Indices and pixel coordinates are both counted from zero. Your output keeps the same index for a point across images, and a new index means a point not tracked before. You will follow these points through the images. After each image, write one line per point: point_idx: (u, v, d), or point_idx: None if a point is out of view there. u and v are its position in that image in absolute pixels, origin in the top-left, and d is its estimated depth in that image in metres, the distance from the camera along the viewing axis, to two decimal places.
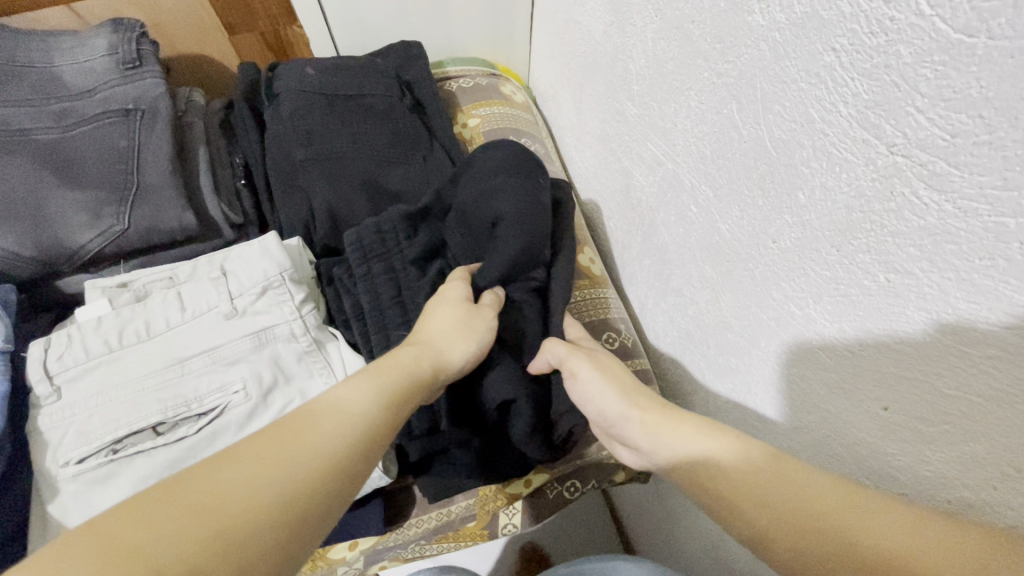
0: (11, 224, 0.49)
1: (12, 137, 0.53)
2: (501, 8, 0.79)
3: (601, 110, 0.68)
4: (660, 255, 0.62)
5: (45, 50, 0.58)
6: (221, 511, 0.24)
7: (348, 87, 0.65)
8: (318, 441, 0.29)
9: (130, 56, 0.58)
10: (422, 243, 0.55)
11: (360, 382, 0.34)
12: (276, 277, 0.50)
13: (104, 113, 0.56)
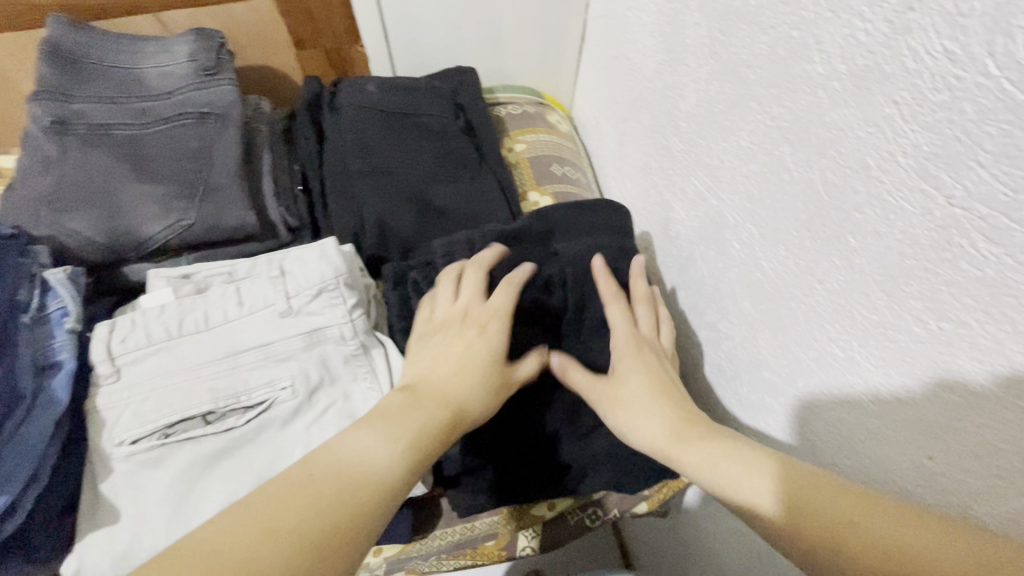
0: (88, 212, 0.53)
1: (97, 132, 0.57)
2: (553, 40, 0.83)
3: (645, 143, 0.70)
4: (695, 288, 0.63)
5: (133, 53, 0.63)
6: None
7: (406, 106, 0.69)
8: (341, 506, 0.32)
9: (209, 63, 0.62)
10: (511, 264, 0.56)
11: (379, 438, 0.36)
12: (332, 280, 0.51)
13: (181, 114, 0.59)
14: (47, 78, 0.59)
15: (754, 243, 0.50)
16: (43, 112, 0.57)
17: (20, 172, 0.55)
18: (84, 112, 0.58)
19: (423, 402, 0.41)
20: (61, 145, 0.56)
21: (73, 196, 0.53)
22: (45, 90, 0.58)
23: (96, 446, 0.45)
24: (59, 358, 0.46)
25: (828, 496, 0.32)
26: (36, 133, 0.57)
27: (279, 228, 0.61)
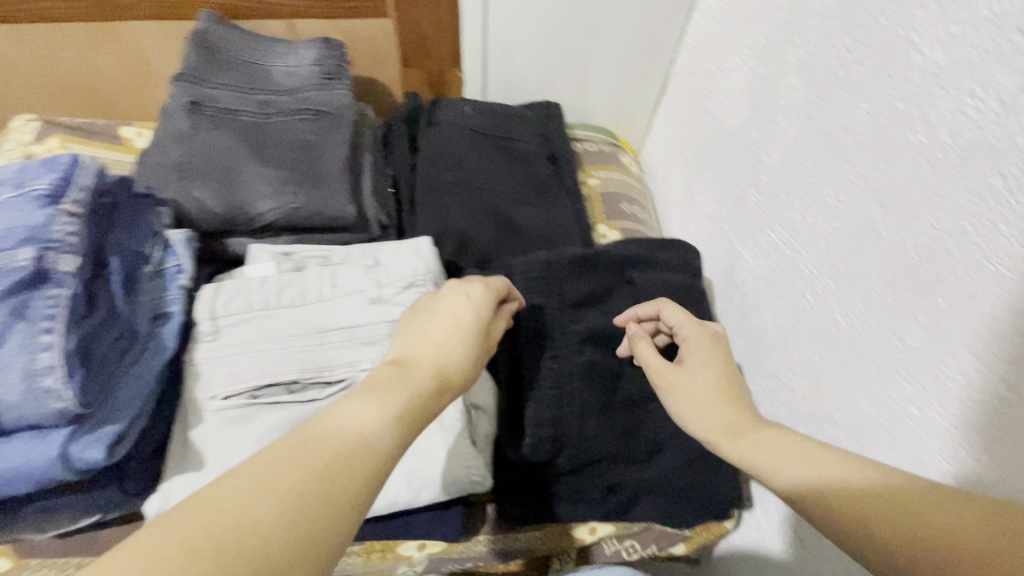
0: (211, 185, 0.58)
1: (226, 115, 0.63)
2: (635, 88, 0.88)
3: (718, 193, 0.73)
4: (756, 336, 0.64)
5: (264, 51, 0.69)
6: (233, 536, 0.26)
7: (498, 130, 0.74)
8: (335, 471, 0.30)
9: (331, 69, 0.69)
10: (586, 288, 0.57)
11: (365, 401, 0.34)
12: (422, 277, 0.55)
13: (302, 108, 0.65)
14: (190, 63, 0.65)
15: (829, 295, 0.52)
16: (184, 92, 0.63)
17: (154, 140, 0.61)
18: (217, 96, 0.64)
19: (411, 372, 0.38)
20: (195, 122, 0.62)
21: (199, 167, 0.58)
22: (187, 73, 0.64)
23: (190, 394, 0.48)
24: (171, 310, 0.49)
25: (837, 464, 0.35)
26: (173, 109, 0.63)
27: (371, 223, 0.65)
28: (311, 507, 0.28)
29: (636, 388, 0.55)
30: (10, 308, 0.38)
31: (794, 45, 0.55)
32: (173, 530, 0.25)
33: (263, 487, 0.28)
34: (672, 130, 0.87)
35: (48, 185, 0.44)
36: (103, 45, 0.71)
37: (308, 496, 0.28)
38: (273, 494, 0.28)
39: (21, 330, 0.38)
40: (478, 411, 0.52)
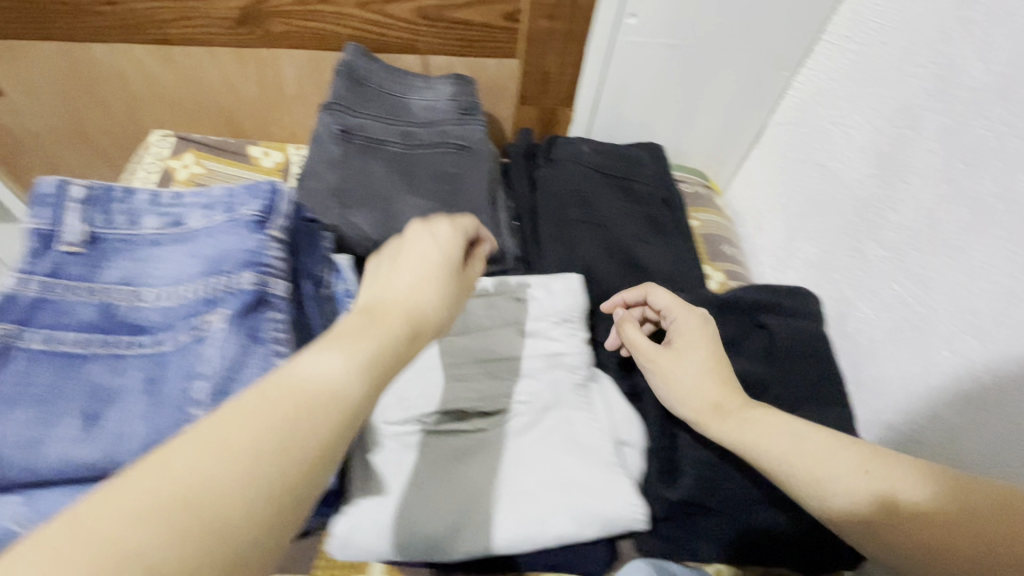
0: (368, 212, 0.60)
1: (374, 145, 0.66)
2: (732, 134, 0.91)
3: (826, 241, 0.75)
4: (872, 385, 0.66)
5: (402, 84, 0.72)
6: (212, 501, 0.24)
7: (616, 170, 0.77)
8: (292, 418, 0.27)
9: (466, 105, 0.72)
10: (722, 333, 0.61)
11: (341, 355, 0.31)
12: (573, 313, 0.58)
13: (444, 142, 0.68)
14: (338, 93, 0.68)
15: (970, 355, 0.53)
16: (334, 119, 0.66)
17: (308, 164, 0.63)
18: (364, 126, 0.67)
19: (382, 315, 0.35)
20: (345, 149, 0.65)
21: (355, 195, 0.61)
22: (335, 102, 0.67)
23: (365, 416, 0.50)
24: None
25: (839, 469, 0.42)
26: (324, 135, 0.65)
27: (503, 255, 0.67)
28: (280, 465, 0.26)
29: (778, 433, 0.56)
30: (245, 333, 0.41)
31: (937, 112, 0.58)
32: (141, 495, 0.23)
33: (214, 444, 0.25)
34: (767, 176, 0.90)
35: (253, 210, 0.46)
36: (246, 68, 0.74)
37: (278, 460, 0.26)
38: (231, 456, 0.25)
39: (257, 355, 0.41)
40: (625, 446, 0.55)
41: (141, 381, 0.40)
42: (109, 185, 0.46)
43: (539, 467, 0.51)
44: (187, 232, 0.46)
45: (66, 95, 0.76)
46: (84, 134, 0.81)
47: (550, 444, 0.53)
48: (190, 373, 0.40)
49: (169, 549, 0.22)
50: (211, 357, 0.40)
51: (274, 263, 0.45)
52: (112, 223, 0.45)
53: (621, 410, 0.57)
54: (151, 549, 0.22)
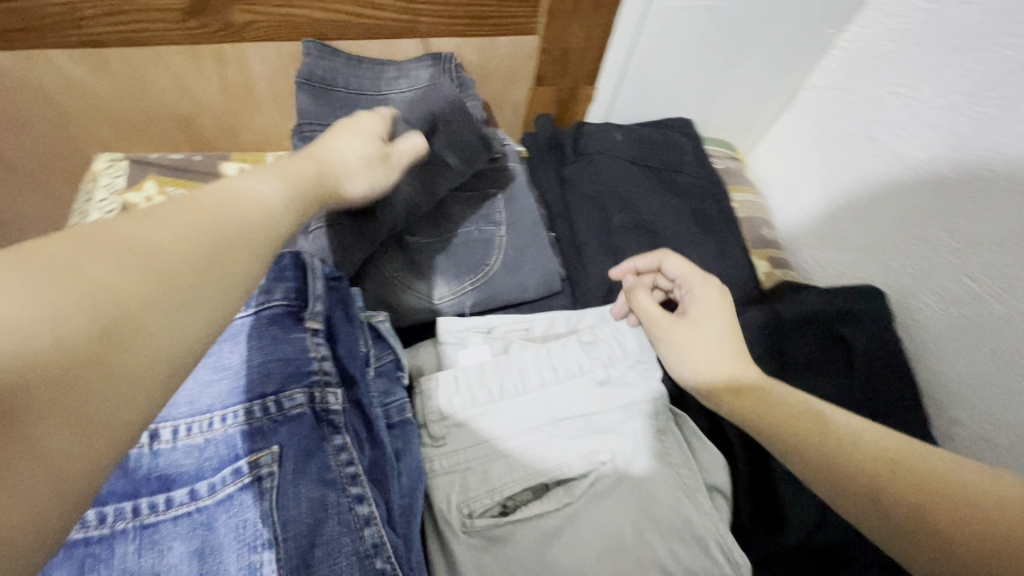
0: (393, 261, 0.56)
1: None
2: (764, 98, 0.83)
3: (876, 224, 0.68)
4: (933, 386, 0.61)
5: (375, 79, 0.60)
6: (147, 280, 0.23)
7: (657, 160, 0.69)
8: (215, 230, 0.26)
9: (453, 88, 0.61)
10: (809, 354, 0.57)
11: (268, 178, 0.32)
12: (648, 354, 0.53)
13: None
14: (305, 107, 0.56)
15: None
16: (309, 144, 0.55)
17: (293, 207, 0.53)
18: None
19: (298, 160, 0.37)
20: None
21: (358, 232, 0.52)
22: (305, 121, 0.56)
23: (442, 510, 0.45)
24: (404, 417, 0.45)
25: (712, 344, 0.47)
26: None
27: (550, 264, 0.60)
28: (201, 276, 0.25)
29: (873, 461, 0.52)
30: (316, 479, 0.34)
31: None
32: (58, 278, 0.21)
33: (147, 254, 0.23)
34: (797, 141, 0.82)
35: (285, 297, 0.41)
36: (203, 68, 0.60)
37: (194, 271, 0.24)
38: (155, 268, 0.23)
39: (335, 504, 0.34)
40: (718, 490, 0.51)
41: (190, 561, 0.30)
42: None
43: (634, 534, 0.45)
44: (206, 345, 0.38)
45: None
46: (22, 154, 0.67)
47: (625, 509, 0.46)
48: (256, 543, 0.31)
49: (60, 333, 0.20)
50: (280, 515, 0.32)
51: (324, 367, 0.39)
52: None
53: (704, 455, 0.52)
54: (55, 326, 0.20)
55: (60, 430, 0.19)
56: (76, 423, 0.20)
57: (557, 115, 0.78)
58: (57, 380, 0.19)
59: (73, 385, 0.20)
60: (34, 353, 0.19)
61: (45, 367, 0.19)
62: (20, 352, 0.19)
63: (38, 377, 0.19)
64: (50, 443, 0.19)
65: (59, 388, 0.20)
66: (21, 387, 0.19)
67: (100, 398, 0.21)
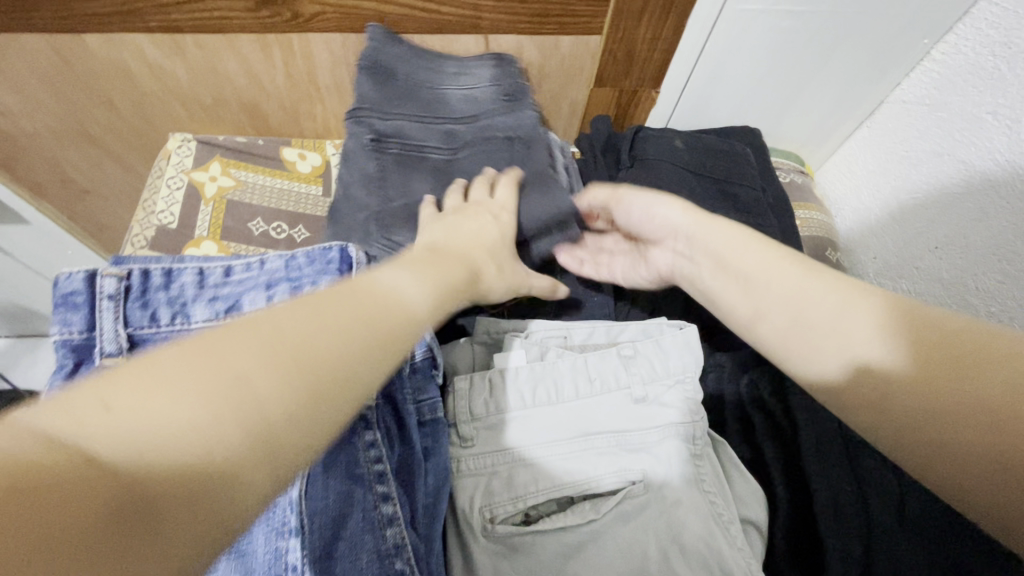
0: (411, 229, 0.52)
1: (410, 150, 0.57)
2: (841, 110, 0.78)
3: (961, 255, 0.62)
4: None
5: (438, 71, 0.61)
6: (288, 370, 0.23)
7: (717, 171, 0.66)
8: (368, 340, 0.27)
9: (511, 91, 0.62)
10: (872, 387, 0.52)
11: (417, 280, 0.34)
12: (691, 374, 0.51)
13: (492, 139, 0.59)
14: (365, 92, 0.58)
15: None
16: (365, 128, 0.57)
17: (341, 189, 0.55)
18: (401, 129, 0.58)
19: (444, 259, 0.40)
20: (383, 163, 0.56)
21: (394, 211, 0.53)
22: (364, 107, 0.57)
23: (464, 512, 0.45)
24: (435, 417, 0.45)
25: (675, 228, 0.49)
26: (355, 147, 0.56)
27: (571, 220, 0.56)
28: (341, 383, 0.25)
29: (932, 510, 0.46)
30: (344, 474, 0.35)
31: None
32: (211, 379, 0.21)
33: (302, 360, 0.24)
34: (874, 157, 0.77)
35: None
36: (271, 56, 0.62)
37: (337, 381, 0.25)
38: (292, 365, 0.23)
39: (361, 500, 0.35)
40: (752, 525, 0.48)
41: None
42: (148, 267, 0.37)
43: (660, 563, 0.43)
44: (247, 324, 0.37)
45: (64, 93, 0.65)
46: (110, 130, 0.72)
47: (650, 531, 0.44)
48: (283, 529, 0.31)
49: (215, 439, 0.20)
50: (309, 506, 0.33)
51: None
52: (157, 319, 0.36)
53: (740, 485, 0.50)
54: (202, 433, 0.20)
55: (194, 531, 0.20)
56: (205, 530, 0.20)
57: (616, 116, 0.76)
58: (200, 488, 0.20)
59: (215, 494, 0.20)
60: (185, 460, 0.20)
61: (194, 474, 0.20)
62: (171, 452, 0.20)
63: (182, 482, 0.20)
64: (183, 549, 0.19)
65: (202, 499, 0.20)
66: (170, 494, 0.19)
67: (233, 507, 0.21)
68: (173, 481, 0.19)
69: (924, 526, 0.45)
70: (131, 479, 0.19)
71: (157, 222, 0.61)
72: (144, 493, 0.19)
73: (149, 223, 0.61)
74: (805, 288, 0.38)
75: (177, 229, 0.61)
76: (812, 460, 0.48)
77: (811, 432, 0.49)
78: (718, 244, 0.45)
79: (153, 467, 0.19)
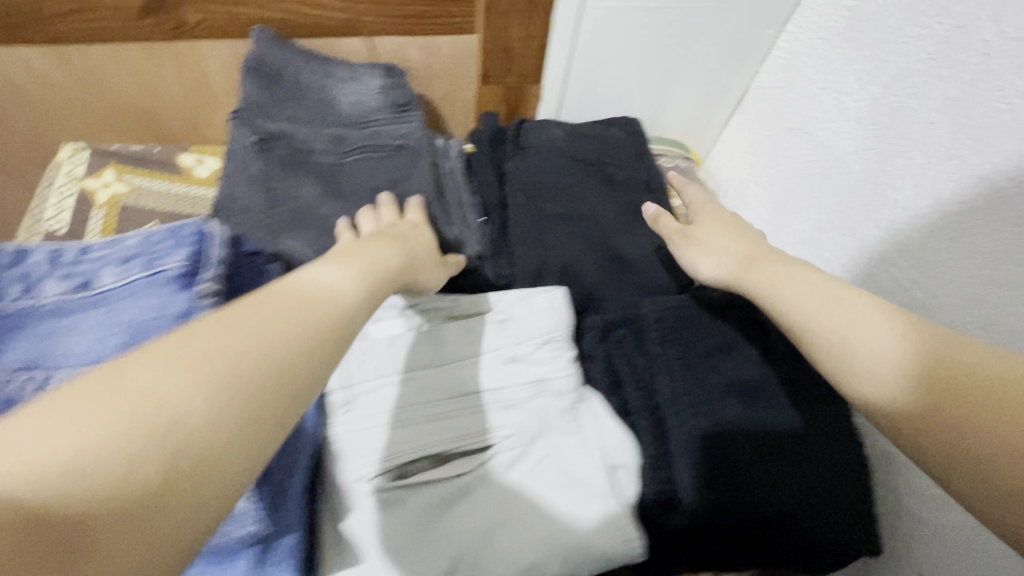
0: (303, 232, 0.53)
1: (300, 154, 0.59)
2: (713, 99, 0.85)
3: (820, 218, 0.70)
4: None
5: (325, 76, 0.63)
6: (211, 371, 0.26)
7: (592, 153, 0.70)
8: (284, 325, 0.30)
9: (401, 100, 0.64)
10: (717, 338, 0.57)
11: (344, 269, 0.37)
12: (558, 332, 0.53)
13: (379, 146, 0.61)
14: (250, 95, 0.59)
15: None
16: (249, 130, 0.57)
17: (226, 190, 0.55)
18: (287, 133, 0.59)
19: (379, 245, 0.45)
20: (270, 166, 0.57)
21: (283, 220, 0.54)
22: (249, 109, 0.58)
23: (337, 473, 0.46)
24: None
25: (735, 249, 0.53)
26: (241, 150, 0.57)
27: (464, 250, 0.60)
28: (249, 377, 0.27)
29: (782, 439, 0.51)
30: None
31: (940, 80, 0.52)
32: (133, 410, 0.24)
33: (226, 365, 0.27)
34: (748, 141, 0.84)
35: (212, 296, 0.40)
36: (159, 64, 0.64)
37: (259, 368, 0.28)
38: (208, 375, 0.26)
39: None
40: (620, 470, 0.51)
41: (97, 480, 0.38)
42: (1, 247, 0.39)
43: (523, 510, 0.46)
44: (99, 295, 0.39)
45: None
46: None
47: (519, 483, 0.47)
48: None
49: (131, 451, 0.23)
50: None
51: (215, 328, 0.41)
52: (7, 296, 0.38)
53: (612, 431, 0.52)
54: (129, 458, 0.22)
55: (127, 550, 0.21)
56: (139, 549, 0.22)
57: (507, 114, 0.81)
58: (125, 504, 0.22)
59: (134, 511, 0.22)
60: (102, 483, 0.22)
61: (115, 494, 0.22)
62: (85, 486, 0.21)
63: (108, 505, 0.21)
64: (117, 563, 0.21)
65: (121, 508, 0.22)
66: (90, 515, 0.21)
67: (159, 518, 0.22)
68: (91, 504, 0.21)
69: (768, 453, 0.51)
70: (34, 508, 0.20)
71: (47, 229, 0.62)
72: (55, 517, 0.21)
73: (38, 230, 0.62)
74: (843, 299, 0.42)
75: (71, 235, 0.62)
76: (667, 411, 0.52)
77: (667, 386, 0.53)
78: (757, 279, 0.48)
79: (63, 490, 0.21)
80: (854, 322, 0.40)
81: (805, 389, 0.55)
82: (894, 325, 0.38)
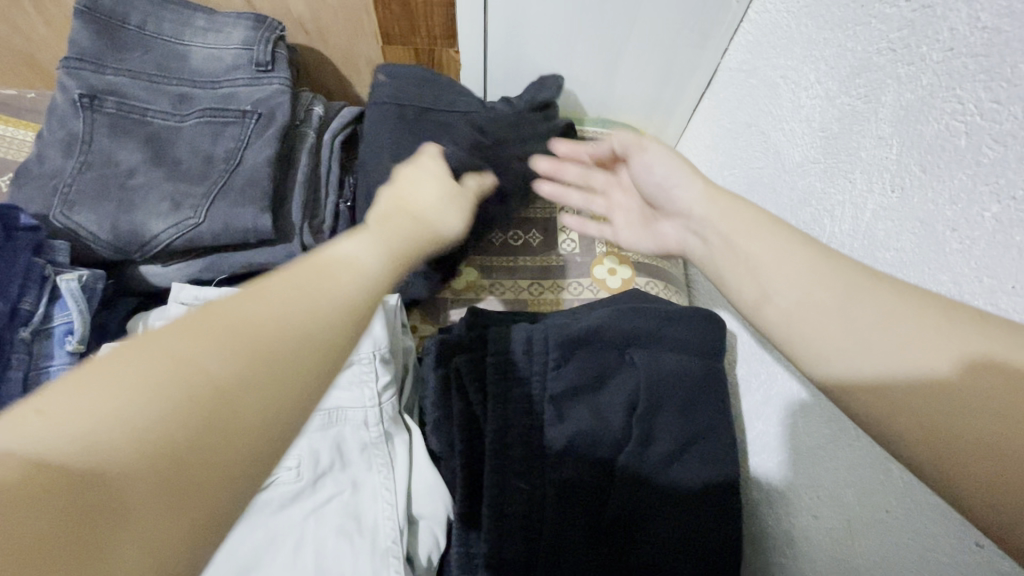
0: (98, 205, 0.47)
1: (128, 111, 0.51)
2: (673, 79, 0.70)
3: None
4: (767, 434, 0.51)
5: (179, 25, 0.56)
6: (255, 342, 0.22)
7: (495, 127, 0.58)
8: (323, 302, 0.25)
9: (263, 57, 0.55)
10: (569, 380, 0.48)
11: (372, 241, 0.30)
12: (366, 354, 0.47)
13: (223, 109, 0.53)
14: (79, 41, 0.52)
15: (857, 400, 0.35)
16: (73, 82, 0.51)
17: (36, 149, 0.50)
18: (118, 88, 0.52)
19: (393, 217, 0.34)
20: (92, 123, 0.50)
21: (85, 188, 0.47)
22: (77, 57, 0.51)
23: None
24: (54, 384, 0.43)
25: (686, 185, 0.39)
26: (62, 103, 0.50)
27: (297, 239, 0.53)
28: (284, 344, 0.22)
29: (615, 514, 0.46)
30: None
31: (896, 81, 0.39)
32: (159, 370, 0.20)
33: (234, 323, 0.22)
34: (709, 134, 0.70)
35: None
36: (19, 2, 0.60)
37: (289, 340, 0.23)
38: (244, 339, 0.22)
39: None
40: (422, 521, 0.47)
41: None
42: None
43: (287, 558, 0.42)
44: None
45: None
46: None
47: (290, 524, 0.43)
48: None
49: (159, 421, 0.19)
50: None
51: None
52: None
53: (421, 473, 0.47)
54: (153, 424, 0.18)
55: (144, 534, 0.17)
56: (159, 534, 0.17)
57: None
58: (139, 471, 0.18)
59: (131, 492, 0.17)
60: (100, 443, 0.18)
61: (143, 467, 0.18)
62: (82, 454, 0.17)
63: (140, 482, 0.18)
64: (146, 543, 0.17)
65: (139, 481, 0.18)
66: (116, 487, 0.17)
67: (189, 502, 0.18)
68: (112, 478, 0.17)
69: (601, 528, 0.46)
70: (66, 481, 0.17)
71: None
72: (85, 487, 0.17)
73: None
74: (803, 265, 0.32)
75: None
76: (490, 469, 0.45)
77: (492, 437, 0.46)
78: (736, 223, 0.36)
79: (71, 455, 0.17)
80: (838, 295, 0.31)
81: (659, 450, 0.48)
82: (864, 297, 0.30)
